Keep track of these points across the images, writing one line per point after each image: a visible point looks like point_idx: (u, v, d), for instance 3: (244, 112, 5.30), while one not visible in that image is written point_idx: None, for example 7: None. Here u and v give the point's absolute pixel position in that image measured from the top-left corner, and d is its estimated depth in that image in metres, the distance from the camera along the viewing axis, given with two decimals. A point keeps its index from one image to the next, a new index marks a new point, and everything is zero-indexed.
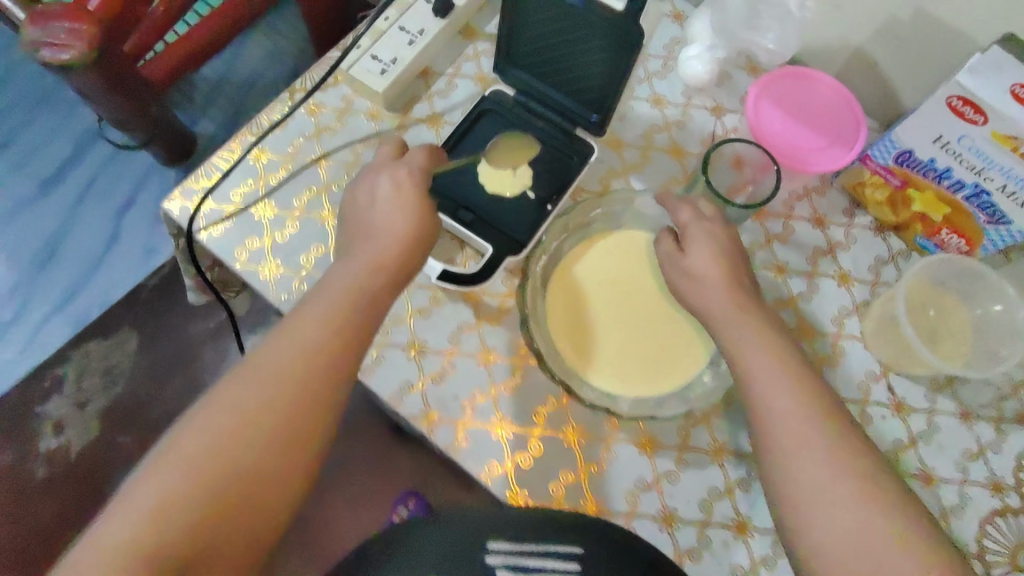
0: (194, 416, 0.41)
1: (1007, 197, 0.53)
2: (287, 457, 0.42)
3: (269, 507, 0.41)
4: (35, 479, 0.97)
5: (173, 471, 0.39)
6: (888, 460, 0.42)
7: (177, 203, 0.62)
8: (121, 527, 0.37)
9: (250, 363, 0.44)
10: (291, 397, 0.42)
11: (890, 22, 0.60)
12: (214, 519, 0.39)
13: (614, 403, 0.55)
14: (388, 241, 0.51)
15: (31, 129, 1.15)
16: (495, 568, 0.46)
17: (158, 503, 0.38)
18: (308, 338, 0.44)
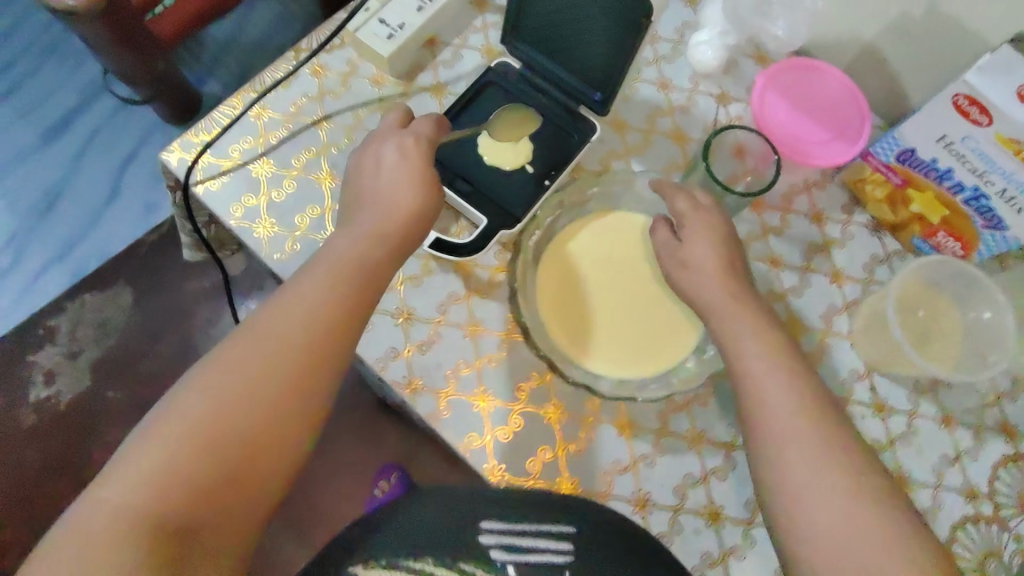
0: (193, 379, 0.40)
1: (1005, 202, 0.53)
2: (287, 424, 0.42)
3: (268, 473, 0.41)
4: (23, 426, 0.97)
5: (174, 436, 0.38)
6: (863, 454, 0.43)
7: (175, 154, 0.61)
8: (121, 490, 0.36)
9: (249, 327, 0.43)
10: (292, 363, 0.42)
11: (905, 18, 0.59)
12: (214, 485, 0.38)
13: (596, 382, 0.55)
14: (388, 211, 0.50)
15: (38, 77, 1.15)
16: (489, 548, 0.45)
17: (157, 467, 0.37)
18: (308, 304, 0.44)
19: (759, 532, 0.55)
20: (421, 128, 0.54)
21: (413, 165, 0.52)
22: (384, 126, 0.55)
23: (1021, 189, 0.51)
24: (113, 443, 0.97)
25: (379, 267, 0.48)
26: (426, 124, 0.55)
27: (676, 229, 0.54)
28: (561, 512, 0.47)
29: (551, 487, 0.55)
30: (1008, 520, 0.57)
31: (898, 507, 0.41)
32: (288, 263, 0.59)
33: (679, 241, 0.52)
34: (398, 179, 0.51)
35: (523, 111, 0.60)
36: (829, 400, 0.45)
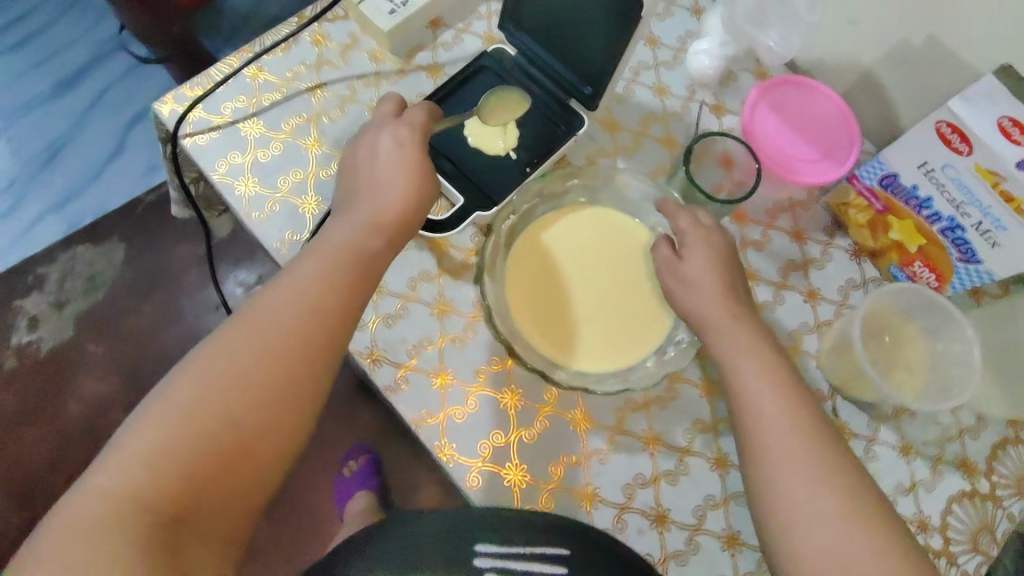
0: (187, 366, 0.41)
1: (980, 236, 0.52)
2: (281, 411, 0.42)
3: (262, 461, 0.41)
4: (2, 369, 0.98)
5: (166, 422, 0.39)
6: (807, 463, 0.43)
7: (168, 106, 0.62)
8: (113, 476, 0.37)
9: (246, 315, 0.43)
10: (286, 350, 0.42)
11: (903, 45, 0.59)
12: (208, 470, 0.39)
13: (553, 371, 0.55)
14: (384, 196, 0.50)
15: (59, 29, 1.17)
16: (484, 570, 0.46)
17: (150, 452, 0.38)
18: (303, 292, 0.44)
19: (704, 539, 0.55)
20: (416, 117, 0.54)
21: (404, 149, 0.52)
22: (377, 115, 0.55)
23: (997, 224, 0.51)
24: (88, 396, 0.97)
25: (364, 246, 0.48)
26: (421, 114, 0.54)
27: (678, 247, 0.53)
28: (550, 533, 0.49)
29: (499, 472, 0.55)
30: (957, 556, 0.56)
31: (834, 518, 0.41)
32: (264, 223, 0.60)
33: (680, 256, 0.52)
34: (394, 170, 0.51)
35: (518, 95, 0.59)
36: (780, 408, 0.45)
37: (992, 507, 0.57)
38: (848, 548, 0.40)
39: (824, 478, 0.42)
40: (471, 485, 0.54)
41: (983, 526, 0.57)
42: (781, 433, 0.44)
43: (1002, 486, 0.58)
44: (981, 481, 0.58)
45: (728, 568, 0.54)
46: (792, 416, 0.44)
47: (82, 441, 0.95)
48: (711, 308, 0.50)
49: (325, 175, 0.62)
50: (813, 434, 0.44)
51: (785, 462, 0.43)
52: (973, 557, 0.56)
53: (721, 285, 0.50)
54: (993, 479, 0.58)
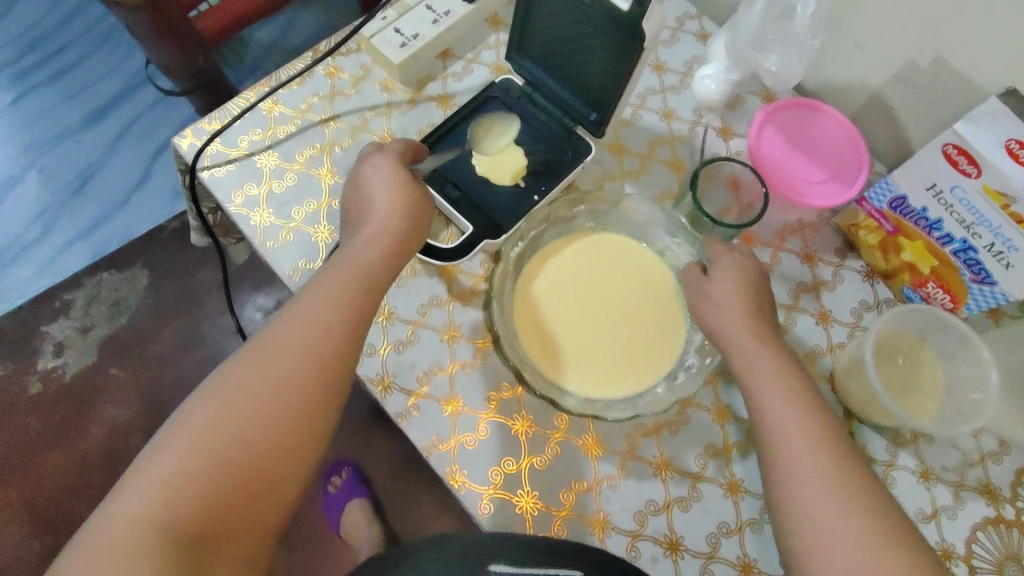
0: (204, 393, 0.41)
1: (993, 257, 0.52)
2: (297, 434, 0.42)
3: (279, 485, 0.41)
4: (29, 393, 1.00)
5: (185, 448, 0.39)
6: (825, 483, 0.42)
7: (187, 140, 0.64)
8: (134, 503, 0.37)
9: (258, 343, 0.44)
10: (299, 374, 0.43)
11: (911, 66, 0.59)
12: (228, 496, 0.39)
13: (562, 397, 0.55)
14: (385, 215, 0.51)
15: (89, 63, 1.21)
16: None
17: (169, 478, 0.38)
18: (314, 316, 0.45)
19: (718, 567, 0.54)
20: (393, 145, 0.56)
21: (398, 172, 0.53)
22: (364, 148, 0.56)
23: (1008, 244, 0.50)
24: (109, 418, 0.99)
25: (362, 269, 0.48)
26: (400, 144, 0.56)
27: (707, 268, 0.53)
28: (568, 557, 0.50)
29: (511, 498, 0.54)
30: None
31: (855, 541, 0.40)
32: (279, 251, 0.61)
33: (709, 277, 0.52)
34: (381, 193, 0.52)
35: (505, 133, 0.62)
36: (795, 428, 0.44)
37: (1018, 535, 0.56)
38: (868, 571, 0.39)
39: (842, 500, 0.41)
40: (483, 512, 0.54)
41: (1009, 554, 0.55)
42: (798, 452, 0.43)
43: None
44: (1005, 508, 0.57)
45: None
46: (807, 435, 0.44)
47: (104, 465, 0.96)
48: (720, 325, 0.50)
49: (338, 205, 0.63)
50: (830, 454, 0.43)
51: (801, 481, 0.43)
52: None
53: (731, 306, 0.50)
54: (1017, 505, 0.57)
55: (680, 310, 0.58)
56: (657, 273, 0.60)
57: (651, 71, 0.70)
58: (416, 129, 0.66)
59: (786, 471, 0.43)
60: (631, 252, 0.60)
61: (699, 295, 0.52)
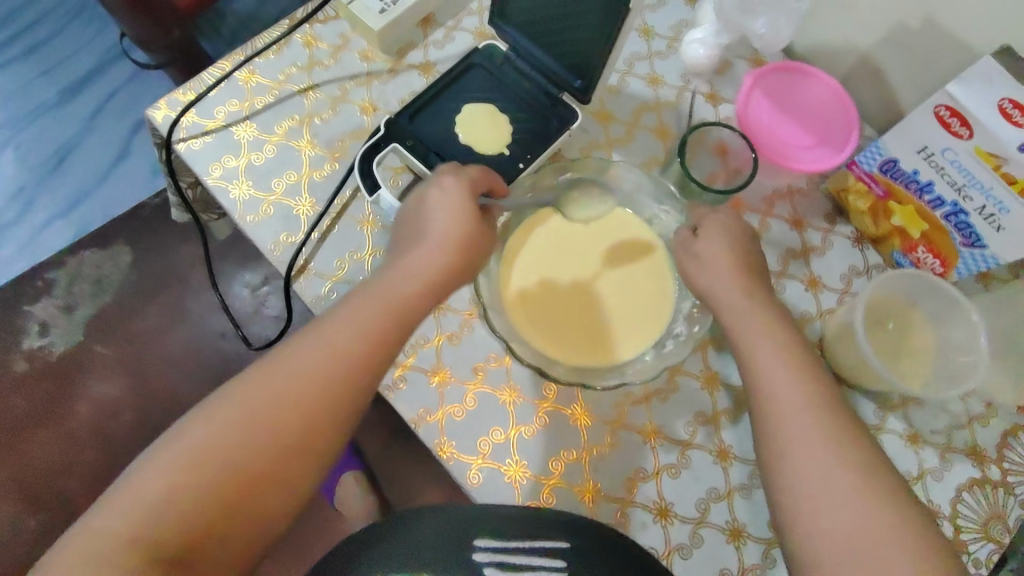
0: (204, 410, 0.41)
1: (984, 220, 0.51)
2: (291, 458, 0.41)
3: (268, 507, 0.41)
4: (14, 372, 0.98)
5: (179, 464, 0.38)
6: (817, 444, 0.42)
7: (161, 112, 0.63)
8: (121, 517, 0.36)
9: (271, 360, 0.43)
10: (302, 399, 0.42)
11: (901, 27, 0.58)
12: (214, 517, 0.38)
13: (549, 366, 0.54)
14: (435, 250, 0.49)
15: (63, 37, 1.18)
16: (483, 565, 0.47)
17: (159, 495, 0.37)
18: (330, 343, 0.44)
19: (708, 532, 0.54)
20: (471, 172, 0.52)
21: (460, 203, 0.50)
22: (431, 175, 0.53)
23: (1000, 207, 0.49)
24: (98, 396, 0.96)
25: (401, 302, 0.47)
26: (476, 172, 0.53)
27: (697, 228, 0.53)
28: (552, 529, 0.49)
29: (499, 468, 0.54)
30: (969, 546, 0.55)
31: (846, 499, 0.39)
32: (258, 225, 0.60)
33: (696, 237, 0.52)
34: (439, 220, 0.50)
35: (489, 106, 0.61)
36: (787, 390, 0.44)
37: (1004, 494, 0.56)
38: (861, 529, 0.38)
39: (834, 459, 0.41)
40: (472, 482, 0.54)
41: (995, 514, 0.55)
42: (791, 413, 0.43)
43: (1014, 473, 0.57)
44: (992, 469, 0.57)
45: (733, 561, 0.53)
46: (799, 396, 0.44)
47: (92, 441, 0.94)
48: (714, 288, 0.50)
49: (319, 177, 0.62)
50: (822, 414, 0.43)
51: (792, 442, 0.42)
52: (984, 545, 0.55)
53: (720, 270, 0.50)
54: (1003, 466, 0.57)
55: (669, 280, 0.58)
56: (647, 247, 0.59)
57: (638, 36, 0.68)
58: (397, 98, 0.65)
59: (777, 432, 0.43)
60: (618, 220, 0.59)
61: (690, 252, 0.52)
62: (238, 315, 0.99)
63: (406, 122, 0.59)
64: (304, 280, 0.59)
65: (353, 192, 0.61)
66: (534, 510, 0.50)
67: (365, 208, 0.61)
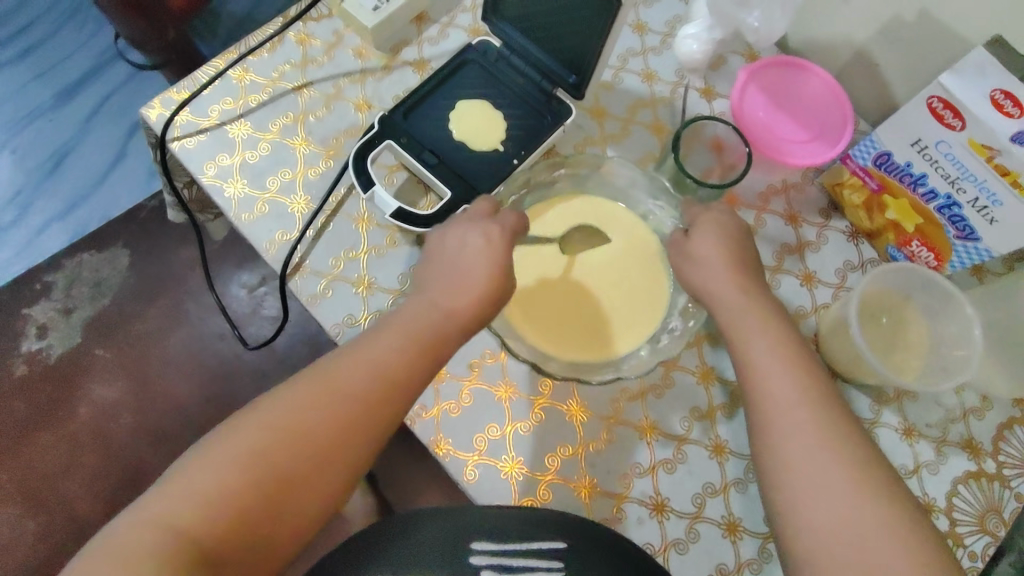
0: (253, 412, 0.41)
1: (977, 212, 0.51)
2: (332, 473, 0.41)
3: (304, 520, 0.40)
4: (14, 375, 0.98)
5: (228, 465, 0.38)
6: (812, 437, 0.42)
7: (155, 111, 0.63)
8: (169, 512, 0.36)
9: (319, 369, 0.43)
10: (350, 413, 0.42)
11: (895, 21, 0.57)
12: (254, 523, 0.38)
13: (545, 362, 0.55)
14: (466, 282, 0.49)
15: (59, 39, 1.18)
16: (480, 567, 0.47)
17: (205, 494, 0.37)
18: (379, 359, 0.44)
19: (704, 527, 0.54)
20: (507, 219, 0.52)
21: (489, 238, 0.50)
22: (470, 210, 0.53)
23: (993, 199, 0.50)
24: (99, 399, 0.96)
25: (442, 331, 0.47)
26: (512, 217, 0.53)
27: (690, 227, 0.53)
28: (549, 529, 0.48)
29: (495, 465, 0.54)
30: (964, 539, 0.55)
31: (839, 491, 0.40)
32: (254, 223, 0.60)
33: (688, 234, 0.52)
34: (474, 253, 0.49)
35: (484, 103, 0.61)
36: (780, 383, 0.44)
37: (999, 487, 0.56)
38: (854, 520, 0.39)
39: (827, 451, 0.41)
40: (468, 479, 0.54)
41: (990, 507, 0.55)
42: (784, 406, 0.43)
43: (1009, 466, 0.57)
44: (988, 462, 0.57)
45: (730, 556, 0.53)
46: (793, 388, 0.44)
47: (94, 444, 0.94)
48: (708, 282, 0.50)
49: (314, 174, 0.62)
50: (815, 406, 0.43)
51: (786, 435, 0.42)
52: (980, 538, 0.55)
53: (713, 264, 0.50)
54: (999, 459, 0.57)
55: (664, 275, 0.58)
56: (644, 244, 0.59)
57: (631, 32, 0.68)
58: (392, 94, 0.65)
59: (770, 425, 0.43)
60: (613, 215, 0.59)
61: (682, 251, 0.52)
62: (236, 315, 0.99)
63: (400, 119, 0.59)
64: (299, 278, 0.59)
65: (347, 189, 0.61)
66: (526, 511, 0.50)
67: (359, 205, 0.61)
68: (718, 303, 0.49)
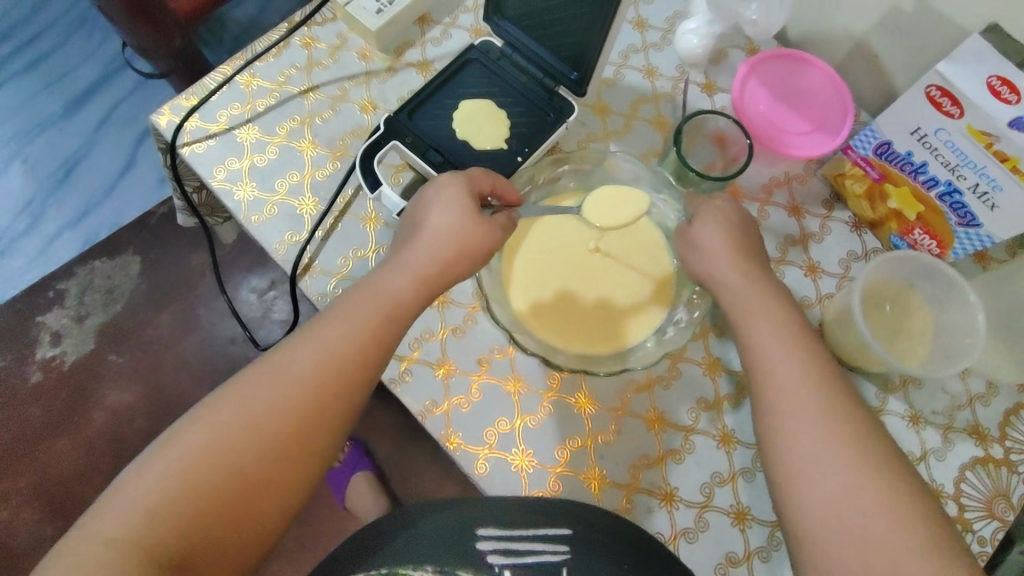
0: (199, 416, 0.41)
1: (978, 199, 0.52)
2: (281, 465, 0.42)
3: (264, 517, 0.41)
4: (29, 383, 0.99)
5: (173, 470, 0.39)
6: (812, 421, 0.42)
7: (166, 117, 0.64)
8: (120, 524, 0.37)
9: (266, 365, 0.43)
10: (298, 404, 0.42)
11: (895, 11, 0.58)
12: (214, 524, 0.39)
13: (552, 356, 0.55)
14: (445, 254, 0.49)
15: (66, 50, 1.20)
16: (486, 553, 0.48)
17: (153, 503, 0.38)
18: (327, 349, 0.44)
19: (713, 515, 0.54)
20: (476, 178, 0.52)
21: (471, 214, 0.50)
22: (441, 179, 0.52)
23: (993, 184, 0.50)
24: (112, 404, 0.98)
25: None
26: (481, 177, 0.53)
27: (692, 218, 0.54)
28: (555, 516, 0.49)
29: (506, 458, 0.55)
30: (973, 524, 0.55)
31: (840, 472, 0.40)
32: (263, 226, 0.61)
33: (691, 224, 0.53)
34: (469, 243, 0.50)
35: (487, 103, 0.62)
36: (782, 368, 0.45)
37: (1007, 473, 0.56)
38: (853, 501, 0.39)
39: (829, 434, 0.41)
40: (479, 472, 0.55)
41: (998, 492, 0.56)
42: (785, 391, 0.44)
43: (1016, 451, 0.57)
44: (994, 448, 0.57)
45: (738, 545, 0.54)
46: (792, 374, 0.44)
47: (108, 449, 0.96)
48: (712, 271, 0.51)
49: (321, 176, 0.63)
50: (815, 389, 0.44)
51: (786, 420, 0.43)
52: (988, 523, 0.55)
53: (715, 253, 0.51)
54: (1006, 445, 0.57)
55: (668, 272, 0.59)
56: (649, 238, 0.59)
57: (632, 28, 0.69)
58: (396, 95, 0.66)
59: (770, 410, 0.44)
60: None
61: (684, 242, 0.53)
62: (248, 321, 1.00)
63: (405, 119, 0.60)
64: (309, 278, 0.60)
65: (355, 190, 0.62)
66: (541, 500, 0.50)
67: (367, 205, 0.62)
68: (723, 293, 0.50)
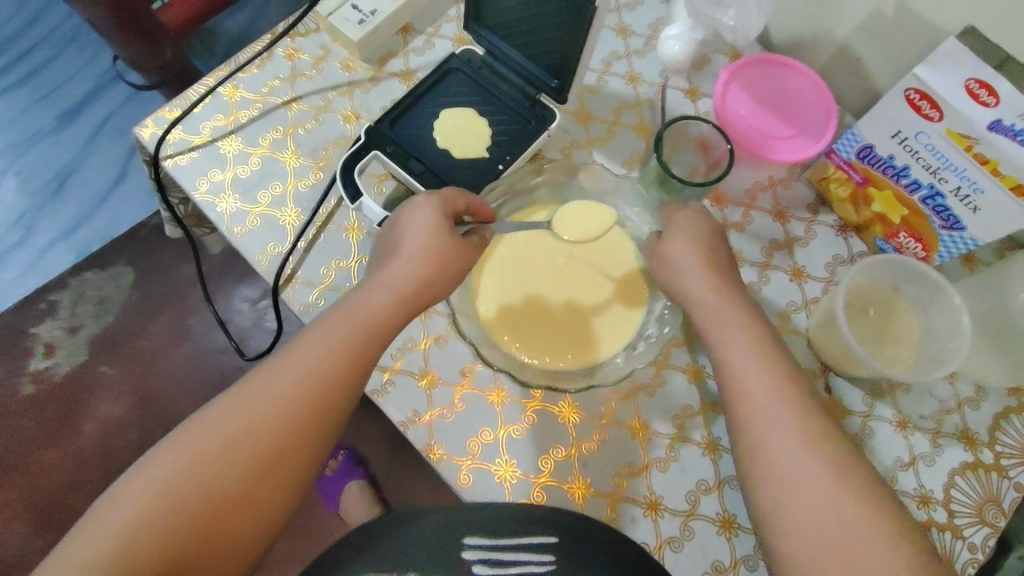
0: (172, 439, 0.41)
1: (960, 202, 0.51)
2: (259, 482, 0.41)
3: (243, 537, 0.40)
4: (20, 394, 0.99)
5: (147, 491, 0.38)
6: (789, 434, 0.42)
7: (148, 130, 0.64)
8: (91, 546, 0.36)
9: (241, 385, 0.43)
10: (275, 422, 0.42)
11: (875, 15, 0.57)
12: (191, 545, 0.38)
13: (518, 370, 0.55)
14: (423, 266, 0.49)
15: (58, 64, 1.21)
16: (472, 562, 0.49)
17: (125, 525, 0.37)
18: (305, 366, 0.43)
19: (700, 524, 0.54)
20: (447, 195, 0.52)
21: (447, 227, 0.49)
22: (419, 200, 0.51)
23: (974, 187, 0.50)
24: (103, 416, 0.98)
25: None
26: (452, 193, 0.52)
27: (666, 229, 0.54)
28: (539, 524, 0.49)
29: (489, 468, 0.55)
30: (963, 530, 0.54)
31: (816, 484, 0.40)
32: (246, 236, 0.61)
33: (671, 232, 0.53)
34: (445, 255, 0.49)
35: (469, 111, 0.62)
36: (760, 378, 0.44)
37: (997, 478, 0.56)
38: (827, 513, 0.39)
39: (802, 446, 0.41)
40: (462, 483, 0.54)
41: (988, 498, 0.55)
42: (763, 402, 0.43)
43: (1006, 456, 0.56)
44: (984, 452, 0.57)
45: (725, 553, 0.53)
46: (769, 384, 0.44)
47: (99, 461, 0.95)
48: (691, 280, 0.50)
49: (304, 186, 0.63)
50: (793, 399, 0.43)
51: (764, 433, 0.43)
52: (978, 529, 0.54)
53: (694, 263, 0.50)
54: (996, 450, 0.57)
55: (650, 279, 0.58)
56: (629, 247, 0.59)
57: (614, 35, 0.69)
58: (379, 105, 0.66)
59: (746, 421, 0.44)
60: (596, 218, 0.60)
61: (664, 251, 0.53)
62: (239, 331, 1.00)
63: (386, 129, 0.60)
64: (292, 289, 0.59)
65: (338, 201, 0.62)
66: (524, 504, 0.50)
67: (350, 215, 0.62)
68: (703, 301, 0.49)
